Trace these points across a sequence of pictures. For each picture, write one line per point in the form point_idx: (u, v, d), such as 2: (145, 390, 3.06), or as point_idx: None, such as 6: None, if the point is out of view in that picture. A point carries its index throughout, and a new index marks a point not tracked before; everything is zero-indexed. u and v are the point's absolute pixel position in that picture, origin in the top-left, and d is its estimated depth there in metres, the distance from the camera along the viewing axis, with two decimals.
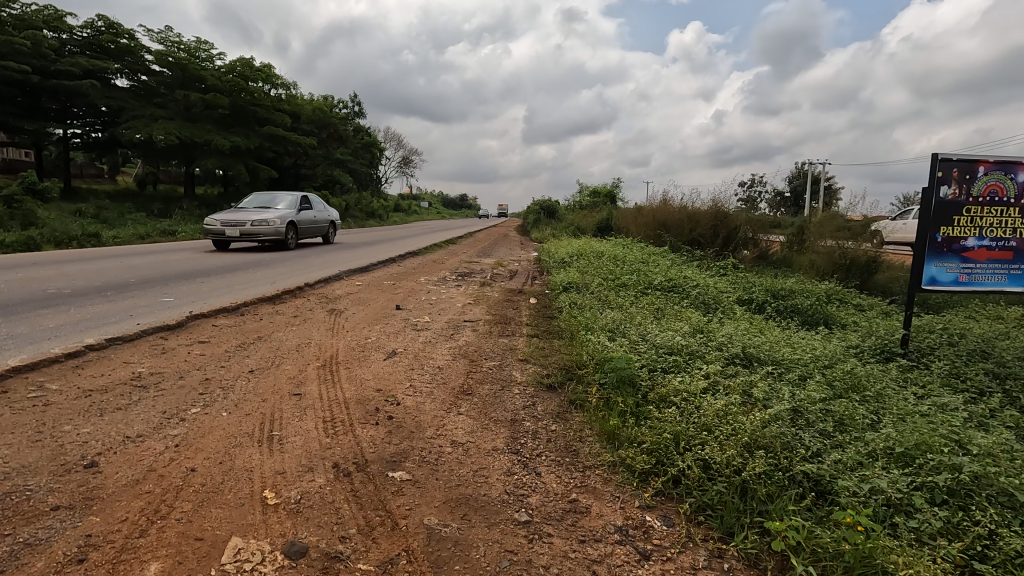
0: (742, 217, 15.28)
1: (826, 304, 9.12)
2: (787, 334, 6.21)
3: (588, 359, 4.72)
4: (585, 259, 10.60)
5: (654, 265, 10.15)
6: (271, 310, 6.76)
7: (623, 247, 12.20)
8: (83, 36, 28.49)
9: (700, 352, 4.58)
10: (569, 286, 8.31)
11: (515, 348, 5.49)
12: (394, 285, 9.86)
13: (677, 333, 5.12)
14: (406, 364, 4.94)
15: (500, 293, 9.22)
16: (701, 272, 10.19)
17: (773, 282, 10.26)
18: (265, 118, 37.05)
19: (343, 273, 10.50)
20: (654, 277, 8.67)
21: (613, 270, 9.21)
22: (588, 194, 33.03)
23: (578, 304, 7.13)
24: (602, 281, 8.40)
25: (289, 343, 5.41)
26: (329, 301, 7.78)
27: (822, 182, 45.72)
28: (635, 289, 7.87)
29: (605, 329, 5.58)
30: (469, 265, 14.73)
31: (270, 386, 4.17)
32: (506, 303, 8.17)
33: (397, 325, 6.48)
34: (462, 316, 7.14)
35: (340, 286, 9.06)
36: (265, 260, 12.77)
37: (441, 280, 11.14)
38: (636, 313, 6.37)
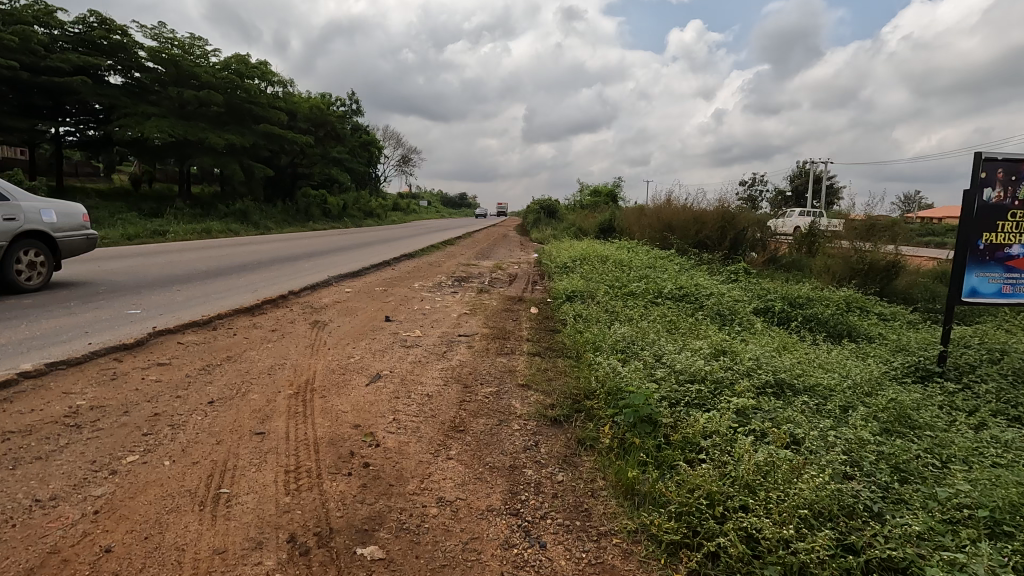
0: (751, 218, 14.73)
1: (847, 313, 8.55)
2: (816, 352, 5.63)
3: (598, 387, 4.14)
4: (588, 264, 10.00)
5: (662, 270, 9.58)
6: (247, 324, 6.16)
7: (628, 250, 11.65)
8: (74, 32, 27.81)
9: (727, 381, 4.01)
10: (572, 295, 7.73)
11: (514, 370, 4.91)
12: (386, 292, 9.29)
13: (698, 355, 4.56)
14: (391, 392, 4.34)
15: (499, 301, 8.60)
16: (712, 278, 9.62)
17: (788, 289, 9.68)
18: (260, 115, 36.43)
19: (332, 279, 9.92)
20: (663, 285, 8.07)
21: (618, 277, 8.61)
22: (588, 194, 32.41)
23: (583, 316, 6.56)
24: (608, 289, 7.81)
25: (260, 365, 4.81)
26: (313, 312, 7.18)
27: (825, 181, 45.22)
28: (645, 299, 7.28)
29: (616, 349, 5.00)
30: (467, 268, 14.16)
31: (230, 422, 3.57)
32: (504, 314, 7.57)
33: (385, 341, 5.89)
34: (457, 329, 6.55)
35: (327, 294, 8.49)
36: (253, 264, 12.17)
37: (436, 285, 10.54)
38: (650, 328, 5.80)
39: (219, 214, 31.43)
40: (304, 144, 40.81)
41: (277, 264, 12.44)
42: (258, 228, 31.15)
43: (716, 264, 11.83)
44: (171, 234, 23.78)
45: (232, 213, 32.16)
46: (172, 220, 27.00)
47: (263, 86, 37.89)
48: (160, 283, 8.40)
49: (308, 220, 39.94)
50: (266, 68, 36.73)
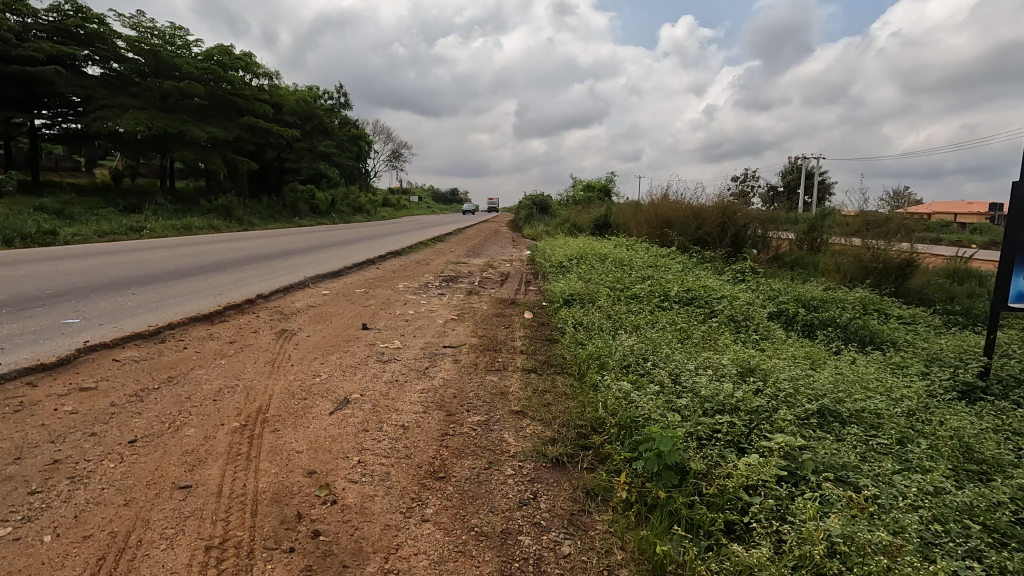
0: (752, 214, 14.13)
1: (865, 316, 7.92)
2: (848, 365, 4.97)
3: (609, 417, 3.44)
4: (586, 263, 9.31)
5: (665, 270, 8.92)
6: (202, 335, 5.41)
7: (626, 248, 10.98)
8: (49, 20, 26.62)
9: (764, 411, 3.33)
10: (570, 298, 7.02)
11: (506, 391, 4.20)
12: (367, 294, 8.56)
13: (725, 376, 3.87)
14: (359, 423, 3.62)
15: (489, 305, 7.89)
16: (718, 278, 8.97)
17: (800, 289, 9.03)
18: (245, 108, 35.35)
19: (308, 279, 9.15)
20: (669, 286, 7.40)
21: (620, 277, 7.93)
22: (582, 189, 31.70)
23: (584, 323, 5.85)
24: (610, 291, 7.13)
25: (207, 388, 4.06)
26: (282, 319, 6.44)
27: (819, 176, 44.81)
28: (651, 303, 6.59)
29: (625, 367, 4.31)
30: (456, 267, 13.42)
31: (149, 472, 2.84)
32: (495, 320, 6.85)
33: (359, 354, 5.15)
34: (443, 338, 5.84)
35: (301, 298, 7.75)
36: (225, 263, 11.34)
37: (423, 286, 9.80)
38: (662, 338, 5.10)
39: (201, 210, 30.41)
40: (290, 138, 39.75)
41: (254, 263, 11.68)
42: (242, 224, 30.18)
43: (720, 263, 11.18)
44: (148, 230, 22.80)
45: (215, 209, 31.15)
46: (150, 215, 25.99)
47: (248, 78, 36.79)
48: (114, 286, 7.59)
49: (294, 216, 38.94)
50: (250, 59, 35.65)
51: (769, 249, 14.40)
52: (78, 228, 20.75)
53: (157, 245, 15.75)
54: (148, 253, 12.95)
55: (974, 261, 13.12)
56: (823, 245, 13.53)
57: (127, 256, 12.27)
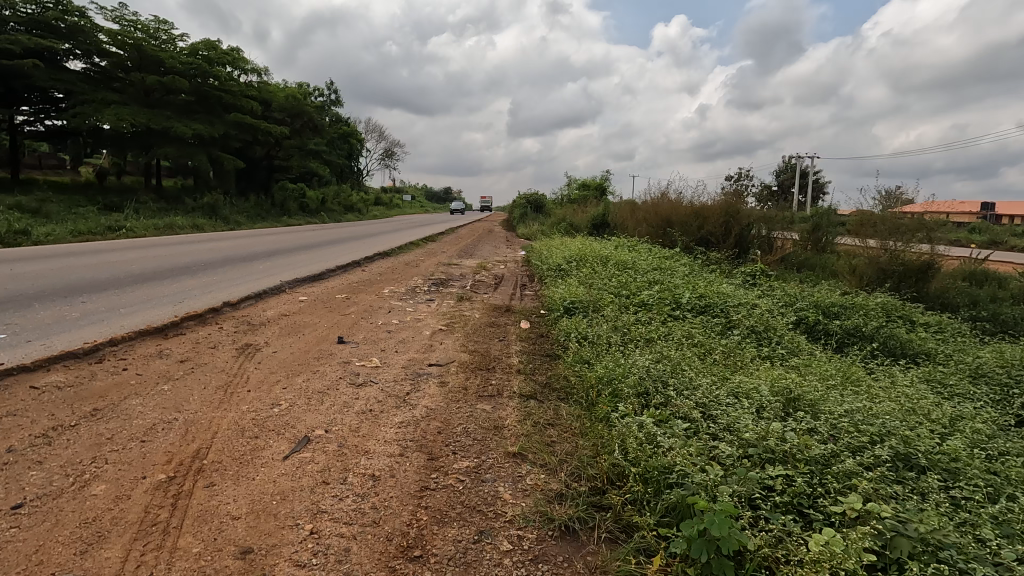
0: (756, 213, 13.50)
1: (892, 325, 7.28)
2: (894, 387, 4.32)
3: (630, 466, 2.75)
4: (587, 266, 8.62)
5: (672, 274, 8.26)
6: (149, 353, 4.68)
7: (628, 249, 10.33)
8: (27, 12, 25.51)
9: (826, 459, 2.66)
10: (572, 307, 6.33)
11: (501, 425, 3.51)
12: (348, 301, 7.84)
13: (768, 409, 3.21)
14: (318, 473, 2.90)
15: (481, 313, 7.19)
16: (729, 282, 8.30)
17: (817, 294, 8.39)
18: (232, 104, 34.36)
19: (285, 284, 8.42)
20: (680, 293, 6.75)
21: (624, 282, 7.28)
22: (576, 187, 31.05)
23: (589, 337, 5.17)
24: (614, 298, 6.47)
25: (136, 425, 3.33)
26: (247, 332, 5.70)
27: (813, 175, 44.39)
28: (662, 313, 5.93)
29: (643, 396, 3.63)
30: (448, 269, 12.72)
31: (25, 558, 2.13)
32: (489, 330, 6.15)
33: (330, 377, 4.43)
34: (429, 355, 5.13)
35: (274, 306, 7.02)
36: (198, 265, 10.54)
37: (410, 291, 9.10)
38: (681, 356, 4.44)
39: (185, 208, 29.50)
40: (279, 135, 38.85)
41: (230, 265, 10.91)
42: (227, 223, 29.30)
43: (727, 266, 10.55)
44: (128, 230, 21.87)
45: (200, 207, 30.24)
46: (131, 214, 25.05)
47: (235, 73, 35.80)
48: (64, 293, 6.83)
49: (282, 215, 38.05)
50: (238, 54, 34.65)
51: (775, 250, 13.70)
52: (52, 228, 19.80)
53: (134, 245, 14.99)
54: (118, 254, 12.12)
55: (988, 261, 12.56)
56: (831, 243, 13.18)
57: (95, 257, 11.50)
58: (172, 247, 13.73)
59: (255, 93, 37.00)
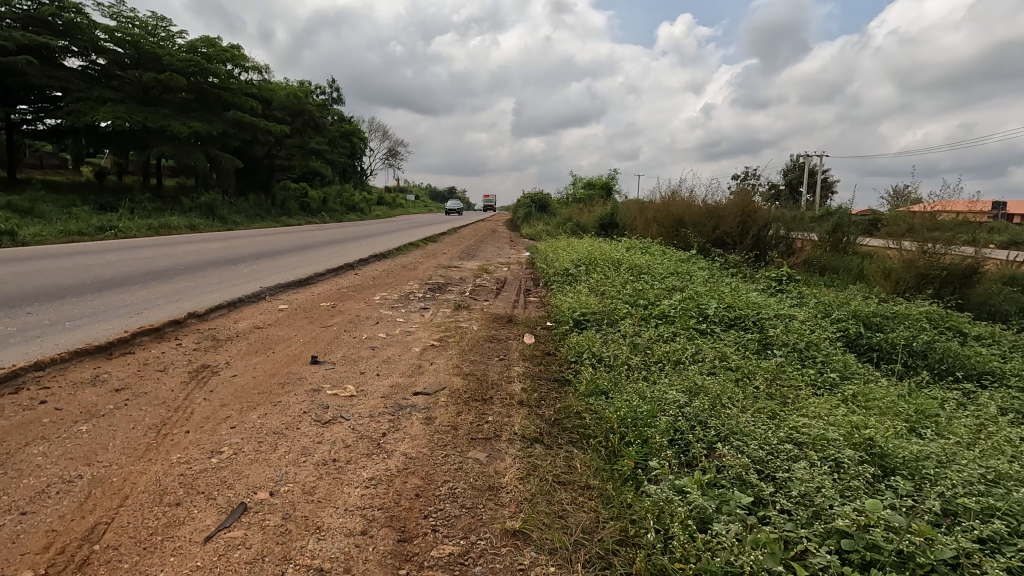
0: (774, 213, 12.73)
1: (944, 338, 6.45)
2: (985, 425, 3.50)
3: (679, 569, 2.00)
4: (598, 271, 7.82)
5: (692, 280, 7.47)
6: (80, 380, 3.92)
7: (641, 252, 9.55)
8: (22, 9, 24.89)
9: (958, 561, 1.88)
10: (582, 320, 5.54)
11: (498, 485, 2.73)
12: (334, 310, 7.09)
13: (853, 473, 2.43)
14: (247, 566, 2.13)
15: (480, 325, 6.40)
16: (754, 289, 7.48)
17: (853, 302, 7.55)
18: (231, 102, 33.66)
19: (266, 291, 7.67)
20: (705, 304, 5.95)
21: (640, 290, 6.48)
22: (582, 187, 30.21)
23: (605, 359, 4.39)
24: (630, 311, 5.70)
25: (23, 488, 2.57)
26: (209, 350, 4.95)
27: (821, 174, 43.29)
28: (687, 329, 5.16)
29: (680, 448, 2.87)
30: (447, 272, 11.96)
31: None
32: (487, 347, 5.38)
33: (291, 411, 3.64)
34: (416, 381, 4.33)
35: (250, 317, 6.29)
36: (178, 268, 9.79)
37: (404, 297, 8.34)
38: (720, 387, 3.67)
39: (183, 208, 28.87)
40: (278, 134, 38.18)
41: (213, 268, 10.14)
42: (225, 223, 28.66)
43: (747, 270, 9.74)
44: (120, 230, 21.19)
45: (196, 207, 29.61)
46: (125, 214, 24.40)
47: (235, 71, 35.12)
48: (13, 301, 6.10)
49: (283, 214, 37.43)
50: (238, 52, 33.95)
51: (794, 252, 12.87)
52: (40, 228, 19.13)
53: (120, 246, 14.32)
54: (98, 257, 11.39)
55: None
56: (852, 246, 12.61)
57: (74, 259, 10.85)
58: (159, 249, 12.98)
59: (256, 91, 36.31)
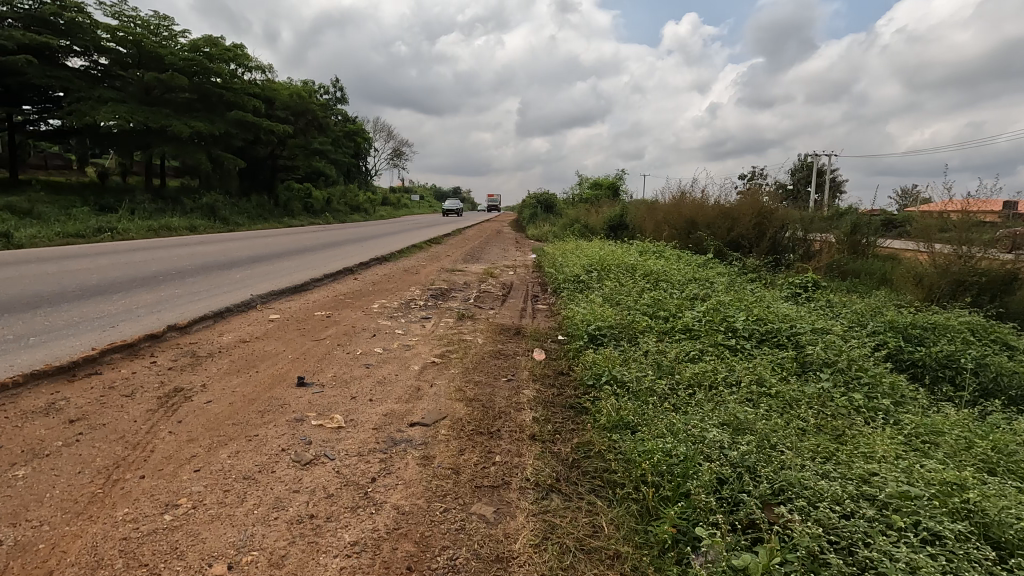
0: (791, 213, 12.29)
1: (993, 353, 5.88)
2: None
3: None
4: (612, 277, 7.32)
5: (713, 288, 6.96)
6: (31, 409, 3.45)
7: (655, 257, 9.04)
8: (24, 8, 24.60)
9: None
10: (598, 335, 5.03)
11: (507, 555, 2.23)
12: (328, 320, 6.61)
13: (963, 558, 1.92)
14: None
15: (486, 337, 5.91)
16: (780, 298, 6.94)
17: (888, 312, 6.99)
18: (234, 102, 33.25)
19: (257, 299, 7.20)
20: (732, 316, 5.44)
21: (660, 299, 5.97)
22: (588, 187, 29.70)
23: (627, 384, 3.90)
24: (651, 324, 5.20)
25: None
26: (186, 370, 4.48)
27: (828, 174, 42.61)
28: (715, 347, 4.65)
29: (731, 509, 2.37)
30: (450, 276, 11.47)
31: None
32: (494, 365, 4.88)
33: (268, 448, 3.16)
34: (413, 408, 3.83)
35: (237, 329, 5.82)
36: (170, 273, 9.35)
37: (404, 304, 7.87)
38: (765, 422, 3.17)
39: (184, 209, 28.54)
40: (282, 135, 37.80)
41: (206, 272, 9.68)
42: (226, 224, 28.29)
43: (767, 275, 9.22)
44: (119, 232, 20.82)
45: (198, 208, 29.28)
46: (125, 215, 24.07)
47: (238, 71, 34.70)
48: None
49: (285, 215, 37.09)
50: (241, 51, 33.50)
51: (811, 254, 12.37)
52: (37, 230, 18.79)
53: (115, 249, 13.93)
54: (93, 260, 11.02)
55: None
56: (875, 248, 12.03)
57: (63, 263, 10.45)
58: (156, 253, 12.59)
59: (259, 91, 35.89)
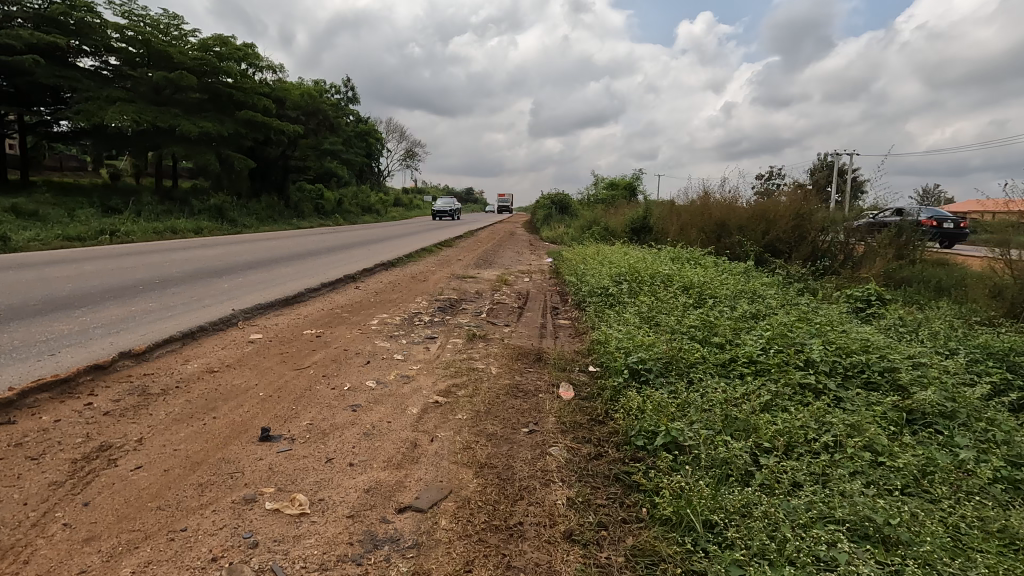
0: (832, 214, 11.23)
1: None
2: None
3: None
4: (647, 291, 6.34)
5: (767, 306, 5.92)
6: None
7: (690, 265, 8.02)
8: (33, 8, 24.05)
9: None
10: (641, 371, 4.04)
11: None
12: (316, 341, 5.67)
13: None
14: None
15: (500, 365, 4.93)
16: (847, 317, 5.87)
17: (977, 334, 5.86)
18: (244, 102, 32.60)
19: (240, 315, 6.29)
20: (802, 343, 4.43)
21: (709, 320, 4.97)
22: (604, 187, 28.68)
23: (692, 449, 2.91)
24: (705, 356, 4.22)
25: None
26: (126, 416, 3.55)
27: (849, 173, 41.00)
28: (792, 389, 3.67)
29: None
30: (460, 283, 10.53)
31: None
32: (511, 408, 3.91)
33: (194, 554, 2.22)
34: (406, 478, 2.88)
35: (206, 356, 4.89)
36: (154, 282, 8.49)
37: (408, 319, 6.93)
38: (911, 529, 2.22)
39: (192, 210, 27.99)
40: (293, 136, 37.17)
41: (193, 280, 8.81)
42: (234, 226, 27.71)
43: (817, 286, 8.18)
44: (121, 234, 20.11)
45: (206, 210, 28.73)
46: (131, 217, 23.51)
47: (248, 70, 34.09)
48: None
49: (295, 216, 36.55)
50: (251, 51, 32.83)
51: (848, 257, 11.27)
52: (37, 233, 18.11)
53: (107, 253, 13.20)
54: (78, 267, 10.21)
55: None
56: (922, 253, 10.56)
57: (42, 270, 9.66)
58: (149, 259, 11.77)
59: (269, 91, 35.28)
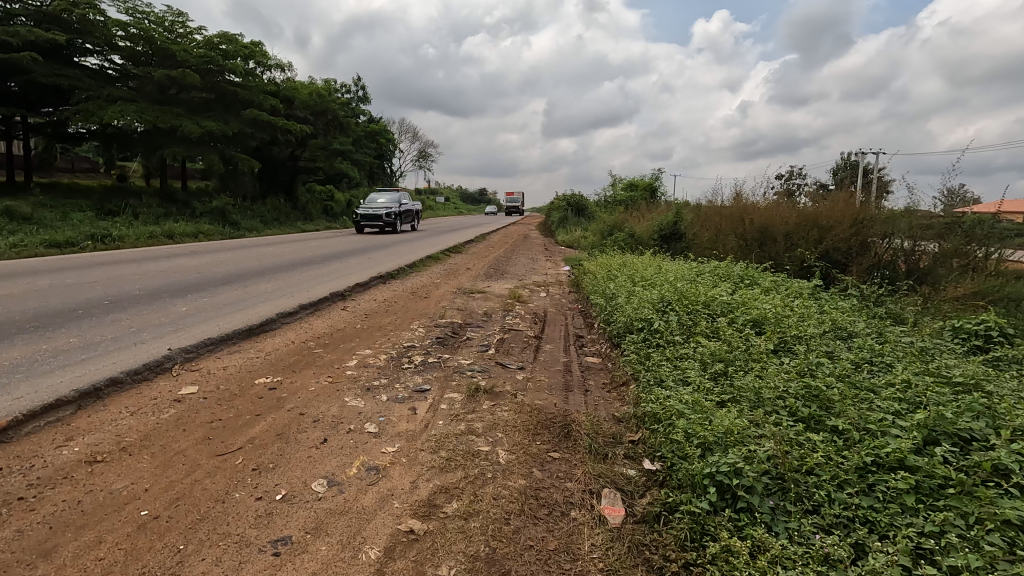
0: (894, 219, 9.57)
1: None
2: None
3: None
4: (706, 329, 4.84)
5: (874, 353, 4.37)
6: None
7: (748, 288, 6.47)
8: (35, 5, 22.91)
9: None
10: (738, 491, 2.52)
11: None
12: (265, 400, 4.22)
13: None
14: None
15: (512, 447, 3.46)
16: (986, 369, 4.27)
17: None
18: (250, 101, 30.94)
19: (178, 360, 4.87)
20: (976, 433, 2.86)
21: (813, 387, 3.45)
22: (622, 187, 27.10)
23: None
24: (830, 459, 2.73)
25: None
26: None
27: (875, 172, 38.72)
28: (1010, 544, 2.15)
29: None
30: (467, 300, 9.09)
31: None
32: (529, 553, 2.42)
33: None
34: None
35: (99, 432, 3.47)
36: (99, 304, 7.11)
37: (397, 358, 5.49)
38: None
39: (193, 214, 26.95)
40: (300, 136, 36.07)
41: (147, 299, 7.43)
42: (236, 230, 26.56)
43: (907, 314, 6.55)
44: (113, 239, 18.89)
45: (209, 212, 27.69)
46: (127, 221, 22.32)
47: (255, 69, 32.79)
48: None
49: (303, 219, 35.48)
50: (258, 49, 31.64)
51: (904, 267, 9.58)
52: (21, 239, 16.86)
53: (76, 262, 11.91)
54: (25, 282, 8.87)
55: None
56: (999, 262, 8.50)
57: None
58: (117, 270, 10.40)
59: (277, 90, 34.12)
